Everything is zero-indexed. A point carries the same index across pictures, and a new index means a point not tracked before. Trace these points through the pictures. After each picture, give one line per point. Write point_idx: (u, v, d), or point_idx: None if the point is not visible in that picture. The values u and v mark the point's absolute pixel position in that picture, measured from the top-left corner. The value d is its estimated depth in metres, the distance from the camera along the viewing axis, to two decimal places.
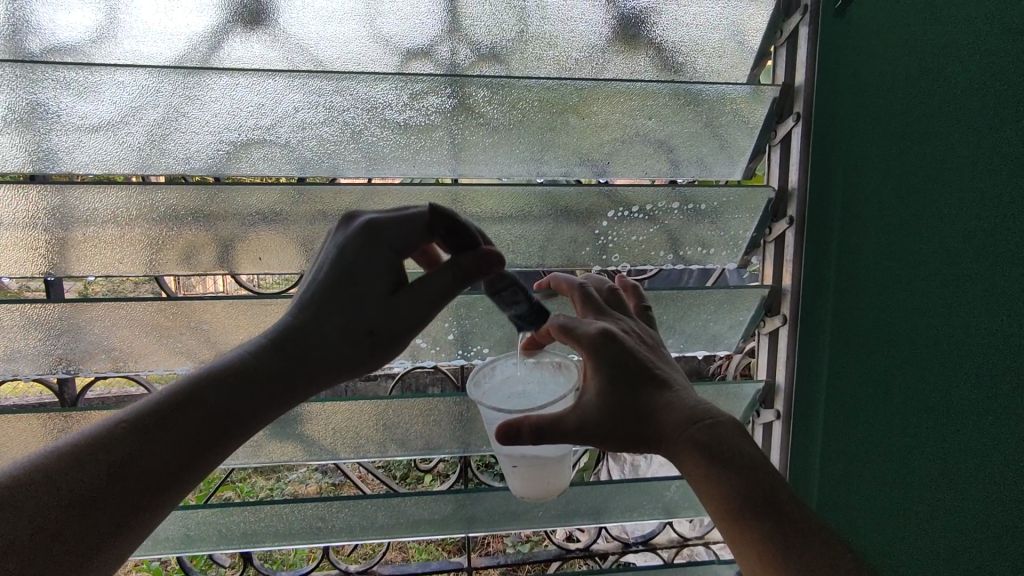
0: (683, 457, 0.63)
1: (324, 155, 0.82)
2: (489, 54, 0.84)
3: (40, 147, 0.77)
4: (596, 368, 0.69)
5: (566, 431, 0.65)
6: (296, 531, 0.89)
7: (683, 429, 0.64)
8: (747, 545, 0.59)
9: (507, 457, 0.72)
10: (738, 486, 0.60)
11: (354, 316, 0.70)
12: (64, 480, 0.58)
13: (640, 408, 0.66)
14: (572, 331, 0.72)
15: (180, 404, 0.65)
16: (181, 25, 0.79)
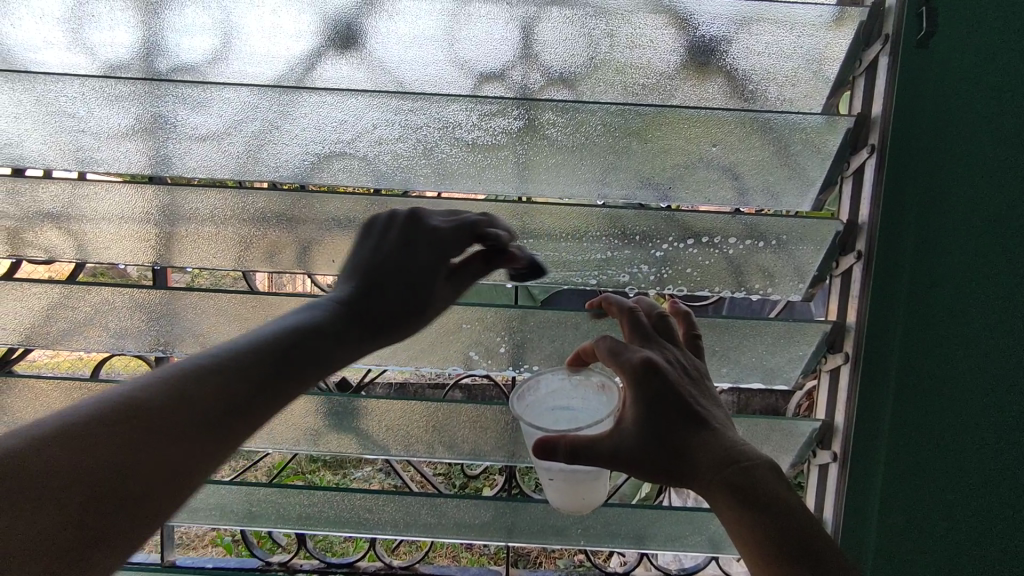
0: (716, 498, 0.65)
1: (398, 168, 0.88)
2: (559, 78, 0.87)
3: (158, 153, 0.88)
4: (635, 396, 0.71)
5: (601, 454, 0.67)
6: (345, 520, 0.93)
7: (717, 470, 0.65)
8: None
9: (546, 470, 0.74)
10: (773, 531, 0.62)
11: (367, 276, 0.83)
12: (158, 412, 0.63)
13: (677, 443, 0.68)
14: (618, 354, 0.75)
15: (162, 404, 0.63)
16: (282, 49, 0.88)
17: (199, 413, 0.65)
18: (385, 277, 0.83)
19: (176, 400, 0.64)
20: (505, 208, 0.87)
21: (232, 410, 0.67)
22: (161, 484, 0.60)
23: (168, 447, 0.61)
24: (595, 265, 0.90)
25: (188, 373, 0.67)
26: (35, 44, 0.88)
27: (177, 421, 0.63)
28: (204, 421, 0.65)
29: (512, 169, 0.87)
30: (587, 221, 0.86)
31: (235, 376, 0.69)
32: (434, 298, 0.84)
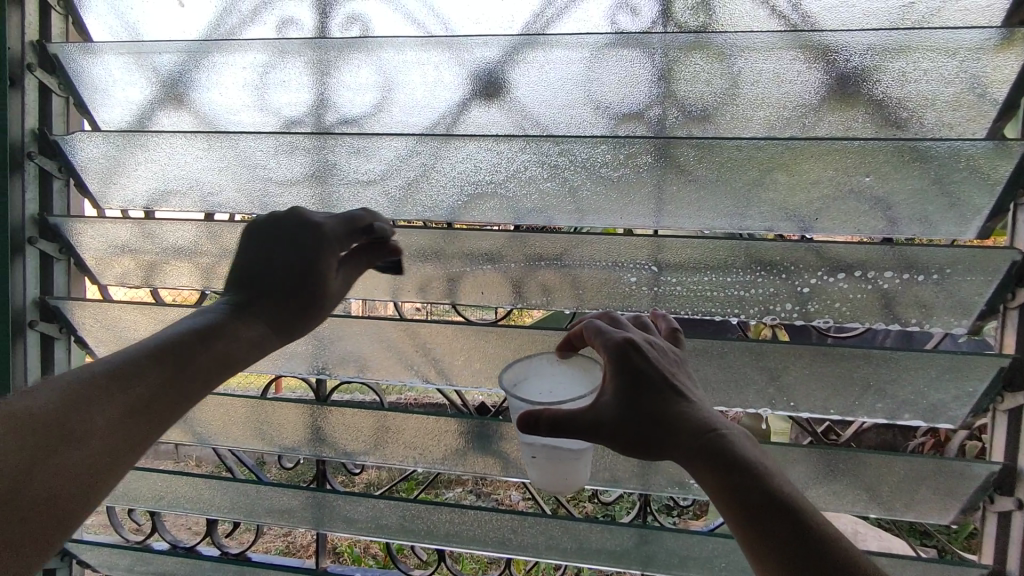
0: (697, 464, 0.69)
1: (542, 206, 0.94)
2: (696, 116, 0.90)
3: (328, 197, 0.99)
4: (614, 373, 0.75)
5: (580, 425, 0.71)
6: (488, 539, 0.98)
7: (696, 438, 0.70)
8: (769, 549, 0.62)
9: (532, 444, 0.80)
10: (754, 496, 0.64)
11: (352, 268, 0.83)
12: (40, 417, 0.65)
13: (656, 415, 0.72)
14: (600, 334, 0.79)
15: (71, 406, 0.66)
16: (438, 99, 0.97)
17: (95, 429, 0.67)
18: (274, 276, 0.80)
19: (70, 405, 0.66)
20: (641, 242, 0.89)
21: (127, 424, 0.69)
22: (47, 509, 0.62)
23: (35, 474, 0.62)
24: (735, 295, 0.90)
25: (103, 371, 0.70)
26: (230, 107, 1.02)
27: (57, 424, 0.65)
28: (112, 442, 0.68)
29: (653, 204, 0.91)
30: (728, 253, 0.88)
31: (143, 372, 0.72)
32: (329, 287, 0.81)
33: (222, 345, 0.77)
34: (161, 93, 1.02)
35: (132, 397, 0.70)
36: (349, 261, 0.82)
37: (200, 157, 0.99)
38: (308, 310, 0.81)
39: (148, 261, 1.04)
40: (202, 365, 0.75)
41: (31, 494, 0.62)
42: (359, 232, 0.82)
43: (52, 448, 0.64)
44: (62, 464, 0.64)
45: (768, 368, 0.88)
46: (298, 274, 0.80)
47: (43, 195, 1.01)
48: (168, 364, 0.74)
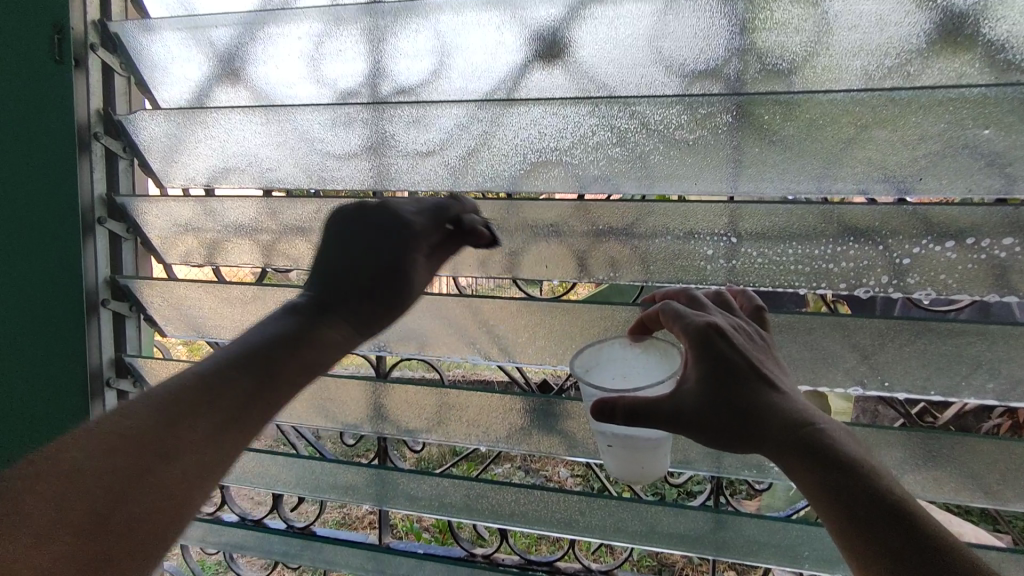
0: (790, 458, 0.67)
1: (610, 173, 0.88)
2: (781, 71, 0.81)
3: (386, 169, 0.97)
4: (696, 360, 0.74)
5: (661, 415, 0.70)
6: (554, 520, 0.95)
7: (787, 431, 0.68)
8: (870, 552, 0.59)
9: (606, 433, 0.79)
10: (854, 492, 0.62)
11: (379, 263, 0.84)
12: (86, 460, 0.64)
13: (743, 405, 0.70)
14: (679, 319, 0.77)
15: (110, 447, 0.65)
16: (498, 63, 0.93)
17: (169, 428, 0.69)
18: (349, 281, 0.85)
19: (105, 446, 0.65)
20: (714, 208, 0.84)
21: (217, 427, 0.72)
22: (152, 517, 0.65)
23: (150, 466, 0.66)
24: (823, 267, 0.83)
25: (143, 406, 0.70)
26: (286, 80, 1.00)
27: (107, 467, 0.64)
28: (207, 437, 0.71)
29: (730, 168, 0.83)
30: (815, 220, 0.81)
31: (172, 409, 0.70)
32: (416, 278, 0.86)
33: (289, 348, 0.80)
34: (218, 68, 1.01)
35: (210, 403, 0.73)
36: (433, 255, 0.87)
37: (259, 133, 0.98)
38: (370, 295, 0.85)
39: (211, 240, 1.05)
40: (265, 372, 0.78)
41: (120, 481, 0.64)
42: (446, 222, 0.85)
43: (143, 472, 0.65)
44: (158, 479, 0.66)
45: (859, 346, 0.80)
46: (377, 268, 0.84)
47: (109, 175, 1.02)
48: (244, 360, 0.78)
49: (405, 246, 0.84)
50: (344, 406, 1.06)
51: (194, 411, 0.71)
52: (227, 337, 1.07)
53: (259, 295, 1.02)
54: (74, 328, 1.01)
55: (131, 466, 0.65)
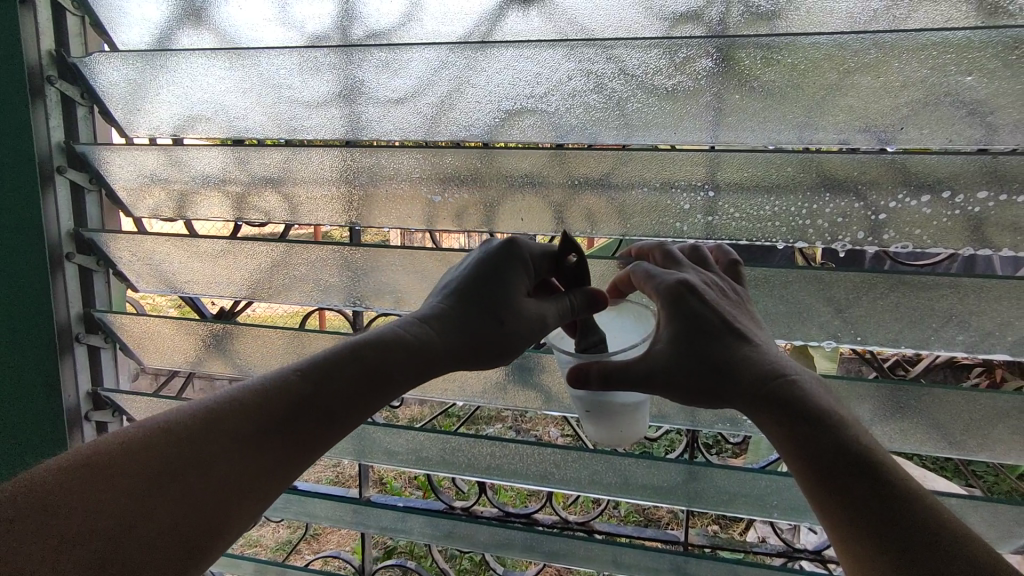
0: (761, 412, 0.68)
1: (587, 122, 0.85)
2: (766, 13, 0.79)
3: (355, 118, 0.93)
4: (669, 318, 0.73)
5: (634, 376, 0.71)
6: (530, 473, 0.96)
7: (758, 384, 0.68)
8: (836, 503, 0.61)
9: (582, 400, 0.79)
10: (824, 443, 0.64)
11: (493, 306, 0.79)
12: (187, 437, 0.66)
13: (714, 360, 0.71)
14: (651, 278, 0.77)
15: (214, 423, 0.68)
16: (473, 4, 0.89)
17: (253, 431, 0.69)
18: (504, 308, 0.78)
19: (205, 422, 0.68)
20: (696, 158, 0.82)
21: (287, 425, 0.70)
22: (219, 505, 0.65)
23: (219, 464, 0.66)
24: (801, 219, 0.81)
25: (264, 386, 0.72)
26: (253, 22, 0.95)
27: (218, 443, 0.67)
28: (329, 415, 0.73)
29: (710, 117, 0.81)
30: (793, 171, 0.79)
31: (287, 388, 0.72)
32: (520, 307, 0.79)
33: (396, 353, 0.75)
34: (179, 9, 0.96)
35: (281, 404, 0.71)
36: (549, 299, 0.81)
37: (224, 78, 0.94)
38: (495, 322, 0.78)
39: (178, 192, 1.01)
40: (369, 376, 0.75)
41: (210, 454, 0.66)
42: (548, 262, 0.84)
43: (235, 450, 0.67)
44: (270, 454, 0.69)
45: (833, 300, 0.79)
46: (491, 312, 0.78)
47: (67, 122, 0.97)
48: (329, 372, 0.74)
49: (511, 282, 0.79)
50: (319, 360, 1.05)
51: (329, 387, 0.73)
52: (200, 292, 1.05)
53: (232, 249, 0.99)
54: (38, 282, 0.98)
55: (233, 441, 0.67)
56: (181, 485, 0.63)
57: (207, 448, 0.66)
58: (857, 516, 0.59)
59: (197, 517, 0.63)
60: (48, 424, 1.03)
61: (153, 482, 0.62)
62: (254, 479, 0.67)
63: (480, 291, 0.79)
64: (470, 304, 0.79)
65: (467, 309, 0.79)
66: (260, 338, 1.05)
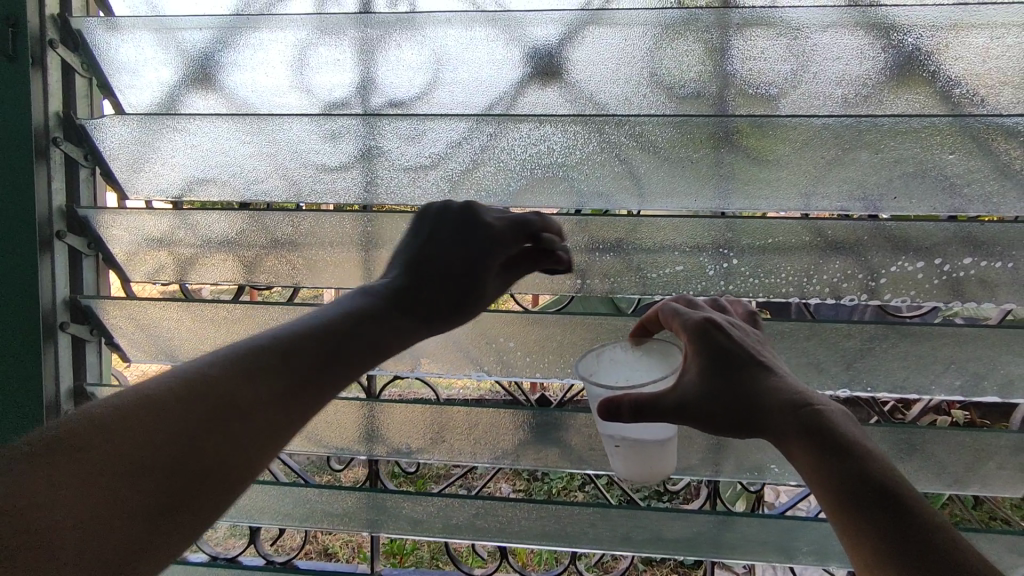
0: (788, 441, 0.69)
1: (606, 189, 0.91)
2: (770, 95, 0.86)
3: (374, 182, 0.94)
4: (696, 353, 0.76)
5: (664, 407, 0.71)
6: (562, 534, 0.95)
7: (786, 412, 0.69)
8: (859, 532, 0.62)
9: (613, 436, 0.80)
10: (847, 471, 0.64)
11: (478, 285, 0.84)
12: (105, 437, 0.57)
13: (742, 389, 0.72)
14: (678, 316, 0.80)
15: (142, 417, 0.60)
16: (492, 79, 0.92)
17: (193, 418, 0.63)
18: (432, 269, 0.83)
19: (130, 416, 0.60)
20: (695, 223, 0.89)
21: (254, 410, 0.67)
22: (171, 497, 0.59)
23: (179, 454, 0.60)
24: (812, 279, 0.88)
25: (200, 373, 0.66)
26: (272, 88, 0.95)
27: (152, 438, 0.60)
28: (275, 400, 0.69)
29: (717, 185, 0.88)
30: (796, 236, 0.86)
31: (239, 372, 0.68)
32: (485, 292, 0.85)
33: (358, 339, 0.77)
34: (188, 72, 0.94)
35: (203, 388, 0.65)
36: (510, 270, 0.85)
37: (244, 142, 0.93)
38: (445, 303, 0.83)
39: (183, 256, 0.97)
40: (325, 359, 0.74)
41: (139, 445, 0.59)
42: (525, 238, 0.83)
43: (185, 442, 0.61)
44: (224, 442, 0.64)
45: (844, 351, 0.86)
46: (456, 295, 0.83)
47: (69, 185, 0.93)
48: (297, 364, 0.72)
49: (477, 261, 0.83)
50: (334, 427, 1.01)
51: (293, 369, 0.71)
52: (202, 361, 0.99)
53: (246, 316, 0.96)
54: (26, 357, 0.90)
55: (177, 438, 0.61)
56: (105, 479, 0.55)
57: (133, 442, 0.58)
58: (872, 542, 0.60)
59: (144, 510, 0.57)
60: None
61: (61, 476, 0.54)
62: (227, 454, 0.64)
63: (454, 264, 0.83)
64: (437, 269, 0.83)
65: (464, 281, 0.83)
66: None
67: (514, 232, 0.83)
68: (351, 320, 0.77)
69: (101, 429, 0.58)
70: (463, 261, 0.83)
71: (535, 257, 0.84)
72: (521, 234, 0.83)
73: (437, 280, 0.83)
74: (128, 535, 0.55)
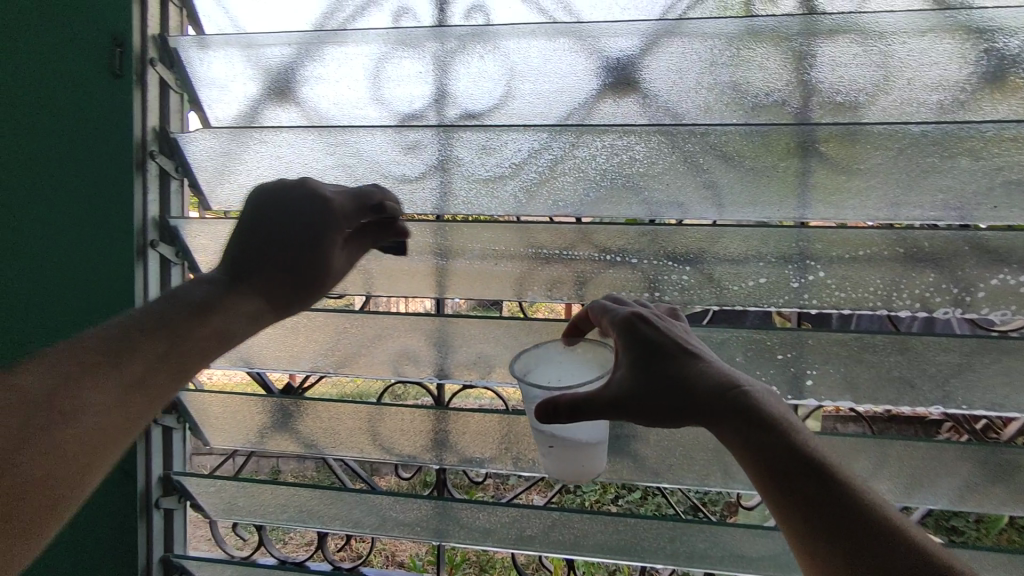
0: (724, 430, 0.64)
1: (681, 198, 0.90)
2: (857, 102, 0.84)
3: (451, 191, 0.95)
4: (625, 347, 0.70)
5: (601, 404, 0.65)
6: (636, 548, 0.93)
7: (718, 400, 0.64)
8: (812, 525, 0.57)
9: (545, 434, 0.76)
10: (783, 457, 0.60)
11: (330, 257, 0.85)
12: (23, 411, 0.62)
13: (673, 379, 0.66)
14: (608, 310, 0.75)
15: (56, 385, 0.66)
16: (565, 91, 0.92)
17: (84, 383, 0.68)
18: (284, 241, 0.84)
19: (44, 388, 0.65)
20: (782, 234, 0.86)
21: (145, 371, 0.74)
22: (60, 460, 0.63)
23: (67, 411, 0.65)
24: (903, 291, 0.85)
25: (96, 338, 0.72)
26: (354, 101, 0.97)
27: (60, 407, 0.64)
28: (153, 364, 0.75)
29: (796, 194, 0.86)
30: (882, 246, 0.84)
31: (113, 334, 0.74)
32: (334, 264, 0.86)
33: (224, 316, 0.81)
34: (271, 87, 0.97)
35: (94, 351, 0.71)
36: (350, 241, 0.87)
37: (328, 153, 0.95)
38: (303, 270, 0.85)
39: None
40: (210, 327, 0.80)
41: (41, 405, 0.63)
42: (364, 211, 0.84)
43: (71, 409, 0.65)
44: (102, 402, 0.68)
45: (935, 367, 0.83)
46: (308, 268, 0.85)
47: (161, 197, 0.97)
48: (183, 329, 0.78)
49: (317, 238, 0.84)
50: (404, 436, 1.01)
51: (174, 324, 0.78)
52: (278, 367, 1.02)
53: (322, 323, 0.98)
54: None
55: (66, 400, 0.65)
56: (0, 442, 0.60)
57: (38, 408, 0.63)
58: (814, 521, 0.57)
59: (33, 472, 0.60)
60: (118, 511, 0.99)
61: None
62: (117, 411, 0.70)
63: (308, 239, 0.84)
64: (294, 241, 0.84)
65: (305, 256, 0.84)
66: (339, 414, 1.01)
67: (353, 206, 0.83)
68: (224, 300, 0.81)
69: (26, 404, 0.62)
70: (305, 236, 0.83)
71: (374, 227, 0.87)
72: (348, 208, 0.83)
73: (318, 251, 0.84)
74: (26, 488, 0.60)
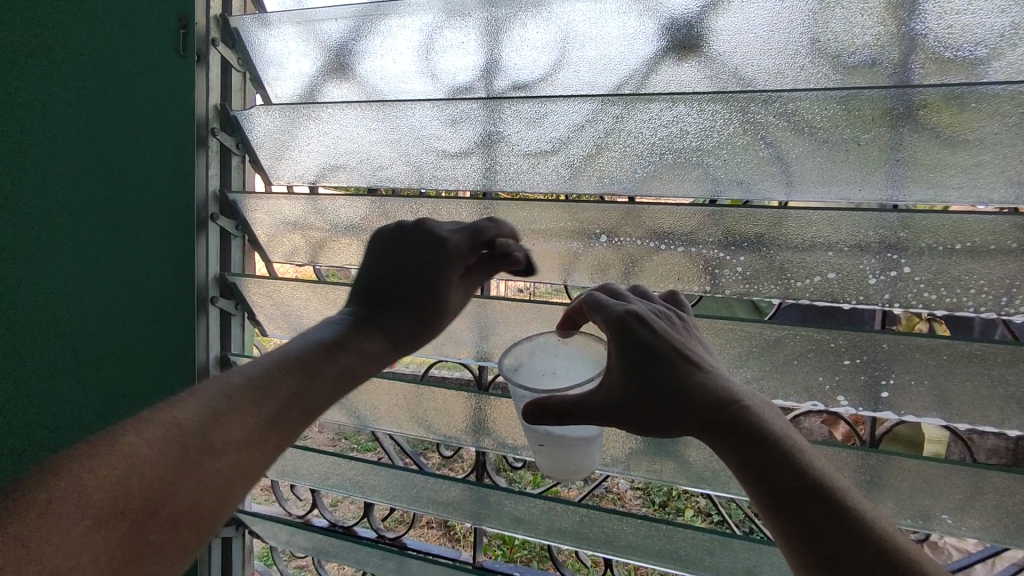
0: (717, 440, 0.60)
1: (744, 176, 0.79)
2: (973, 59, 0.69)
3: (492, 168, 0.91)
4: (617, 351, 0.66)
5: (588, 411, 0.62)
6: (674, 556, 0.86)
7: (712, 410, 0.60)
8: (802, 540, 0.53)
9: (536, 432, 0.72)
10: (781, 471, 0.56)
11: (425, 301, 0.87)
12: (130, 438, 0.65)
13: (667, 386, 0.63)
14: (601, 309, 0.70)
15: (182, 425, 0.69)
16: (620, 56, 0.85)
17: (224, 431, 0.71)
18: (399, 288, 0.88)
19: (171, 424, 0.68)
20: (863, 218, 0.73)
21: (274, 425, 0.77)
22: (181, 510, 0.64)
23: (186, 457, 0.67)
24: (1020, 292, 0.69)
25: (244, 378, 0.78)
26: (401, 74, 0.96)
27: (166, 445, 0.66)
28: (273, 419, 0.77)
29: (886, 171, 0.73)
30: (995, 236, 0.68)
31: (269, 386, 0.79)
32: (450, 302, 0.88)
33: (337, 362, 0.84)
34: (327, 63, 0.98)
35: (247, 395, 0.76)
36: (469, 278, 0.89)
37: (371, 128, 0.94)
38: (418, 306, 0.88)
39: (314, 239, 1.02)
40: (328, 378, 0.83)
41: (180, 452, 0.67)
42: (482, 246, 0.85)
43: (190, 449, 0.68)
44: (231, 456, 0.71)
45: None
46: (417, 300, 0.88)
47: (223, 170, 1.03)
48: (300, 379, 0.81)
49: (438, 278, 0.86)
50: (443, 415, 1.01)
51: (291, 381, 0.81)
52: None
53: None
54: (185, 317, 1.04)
55: (190, 441, 0.68)
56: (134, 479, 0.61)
57: (158, 444, 0.66)
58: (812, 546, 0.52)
59: (144, 510, 0.61)
60: None
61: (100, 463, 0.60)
62: (243, 467, 0.71)
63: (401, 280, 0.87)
64: (404, 278, 0.87)
65: (423, 295, 0.87)
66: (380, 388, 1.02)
67: (467, 243, 0.85)
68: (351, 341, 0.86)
69: (132, 433, 0.65)
70: (419, 283, 0.87)
71: (493, 264, 0.87)
72: (466, 246, 0.85)
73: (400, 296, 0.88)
74: (129, 527, 0.59)
